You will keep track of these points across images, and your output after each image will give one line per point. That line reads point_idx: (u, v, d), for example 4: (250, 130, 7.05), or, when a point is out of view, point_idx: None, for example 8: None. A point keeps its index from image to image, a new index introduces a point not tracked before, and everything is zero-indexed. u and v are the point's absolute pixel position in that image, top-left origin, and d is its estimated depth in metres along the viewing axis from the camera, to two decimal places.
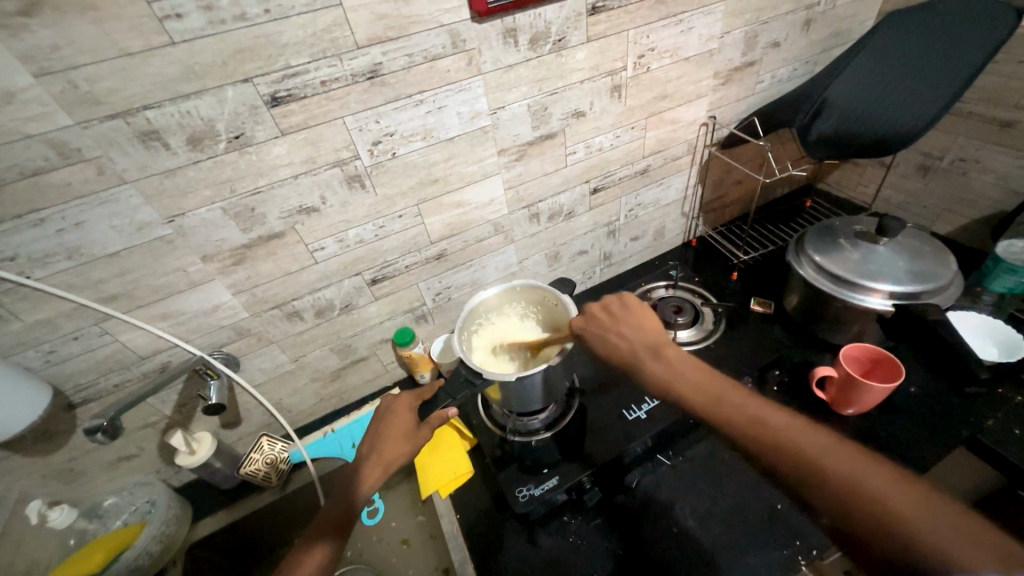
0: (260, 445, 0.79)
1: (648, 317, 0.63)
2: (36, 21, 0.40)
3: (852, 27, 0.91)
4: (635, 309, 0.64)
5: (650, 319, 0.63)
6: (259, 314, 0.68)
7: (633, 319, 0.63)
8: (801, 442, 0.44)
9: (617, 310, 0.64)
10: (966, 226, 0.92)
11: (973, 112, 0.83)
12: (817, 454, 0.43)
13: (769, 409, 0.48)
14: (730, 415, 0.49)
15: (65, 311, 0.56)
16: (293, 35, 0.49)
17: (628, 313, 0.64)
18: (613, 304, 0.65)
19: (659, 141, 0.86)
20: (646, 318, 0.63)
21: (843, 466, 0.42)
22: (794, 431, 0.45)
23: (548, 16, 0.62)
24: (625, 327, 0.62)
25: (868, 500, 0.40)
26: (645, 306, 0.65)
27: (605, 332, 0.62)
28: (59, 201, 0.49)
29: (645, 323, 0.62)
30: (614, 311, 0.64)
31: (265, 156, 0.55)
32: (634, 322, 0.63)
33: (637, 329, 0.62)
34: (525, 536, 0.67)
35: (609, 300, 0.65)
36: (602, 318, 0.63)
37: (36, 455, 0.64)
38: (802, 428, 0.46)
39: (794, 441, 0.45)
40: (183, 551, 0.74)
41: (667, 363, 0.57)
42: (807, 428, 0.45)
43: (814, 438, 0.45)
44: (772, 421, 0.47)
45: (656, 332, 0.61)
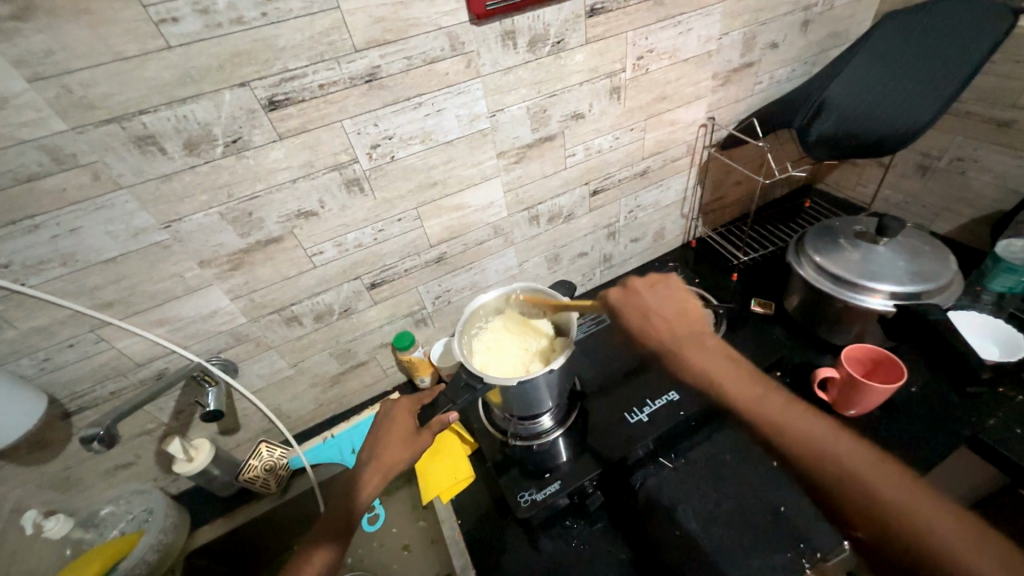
0: (258, 451, 0.77)
1: (690, 301, 0.66)
2: (29, 25, 0.40)
3: (849, 28, 0.92)
4: (678, 291, 0.67)
5: (691, 303, 0.66)
6: (257, 320, 0.67)
7: (673, 304, 0.66)
8: (825, 443, 0.49)
9: (662, 291, 0.67)
10: (965, 226, 0.92)
11: (971, 112, 0.83)
12: (838, 454, 0.48)
13: (803, 412, 0.52)
14: (760, 409, 0.54)
15: (61, 318, 0.55)
16: (291, 38, 0.49)
17: (671, 294, 0.67)
18: (657, 284, 0.68)
19: (659, 142, 0.86)
20: (687, 304, 0.66)
21: (861, 466, 0.46)
22: (820, 433, 0.50)
23: (547, 18, 0.61)
24: (665, 314, 0.66)
25: (869, 495, 0.45)
26: (689, 293, 0.68)
27: (645, 316, 0.66)
28: (54, 206, 0.48)
29: (686, 310, 0.65)
30: (656, 292, 0.67)
31: (263, 160, 0.55)
32: (675, 309, 0.66)
33: (673, 315, 0.66)
34: (527, 541, 0.66)
35: (654, 279, 0.68)
36: (645, 296, 0.67)
37: (32, 464, 0.63)
38: (830, 430, 0.50)
39: (813, 432, 0.50)
40: (181, 560, 0.72)
41: (705, 357, 0.61)
42: (835, 431, 0.49)
43: (841, 441, 0.48)
44: (801, 421, 0.51)
45: (697, 321, 0.65)
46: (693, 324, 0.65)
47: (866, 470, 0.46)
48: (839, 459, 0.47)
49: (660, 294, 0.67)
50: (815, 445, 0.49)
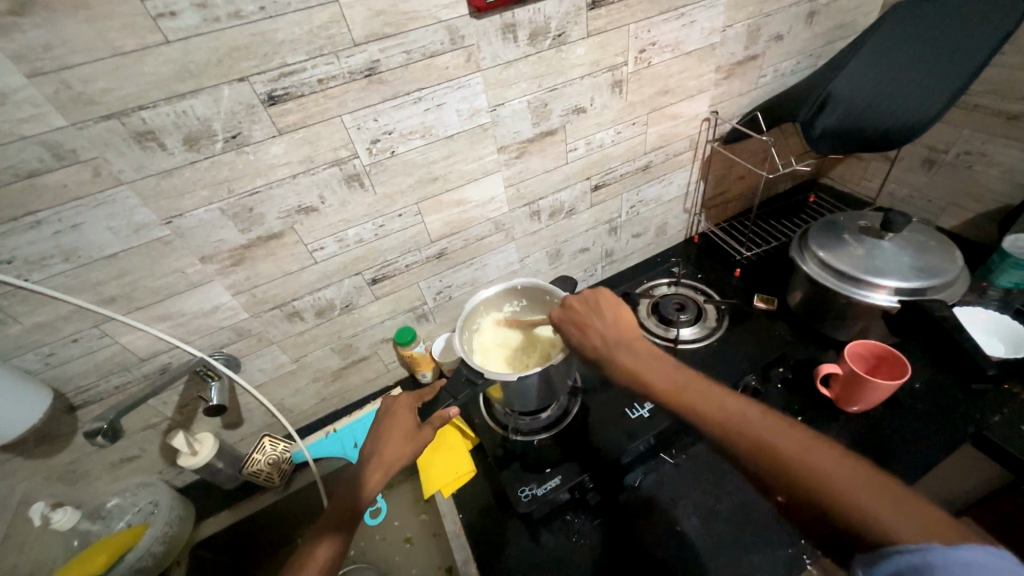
0: (262, 445, 0.78)
1: (621, 308, 0.62)
2: (28, 20, 0.40)
3: (856, 19, 0.90)
4: (608, 301, 0.63)
5: (625, 309, 0.62)
6: (259, 315, 0.68)
7: (608, 311, 0.62)
8: (754, 427, 0.45)
9: (592, 301, 0.63)
10: (972, 221, 0.91)
11: (979, 105, 0.82)
12: (792, 451, 0.43)
13: (736, 400, 0.49)
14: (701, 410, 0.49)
15: (64, 313, 0.56)
16: (290, 32, 0.49)
17: (608, 309, 0.62)
18: (591, 298, 0.64)
19: (661, 136, 0.85)
20: (612, 306, 0.62)
21: (800, 453, 0.42)
22: (760, 422, 0.46)
23: (548, 11, 0.61)
24: (600, 325, 0.61)
25: (800, 475, 0.41)
26: (614, 296, 0.63)
27: (578, 328, 0.61)
28: (56, 203, 0.48)
29: (610, 315, 0.61)
30: (593, 304, 0.63)
31: (262, 156, 0.55)
32: (611, 318, 0.61)
33: (603, 318, 0.61)
34: (528, 536, 0.67)
35: (586, 293, 0.64)
36: (580, 311, 0.63)
37: (38, 457, 0.64)
38: (761, 412, 0.47)
39: (766, 429, 0.45)
40: (186, 552, 0.73)
41: (634, 354, 0.57)
42: (760, 410, 0.47)
43: (770, 425, 0.45)
44: (733, 410, 0.48)
45: (626, 320, 0.61)
46: (619, 325, 0.60)
47: (794, 453, 0.42)
48: (791, 454, 0.42)
49: (596, 311, 0.62)
50: (746, 430, 0.45)
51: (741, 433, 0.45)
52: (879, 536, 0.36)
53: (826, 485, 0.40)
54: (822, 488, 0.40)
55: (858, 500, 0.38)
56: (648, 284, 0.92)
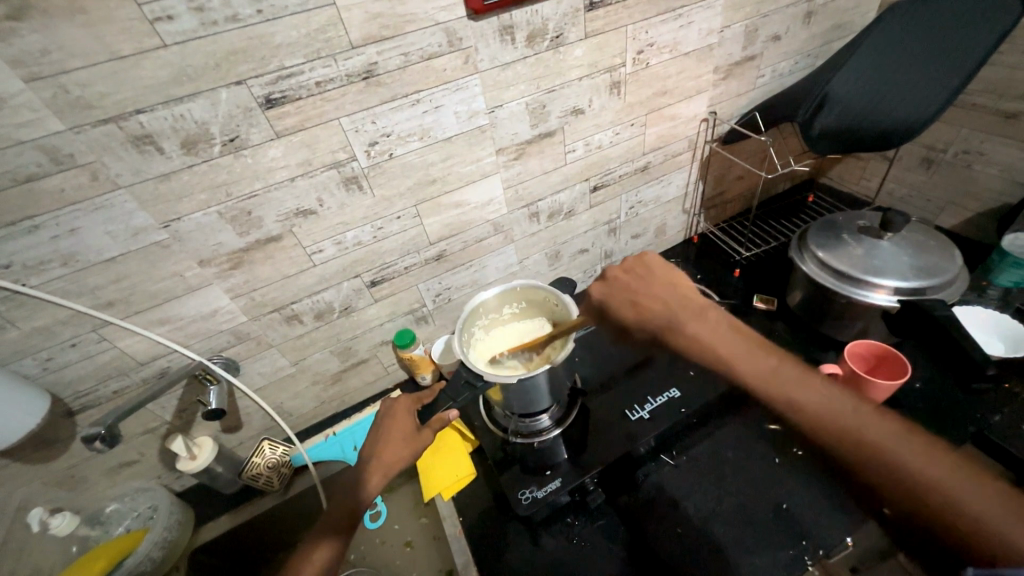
0: (261, 449, 0.78)
1: (681, 279, 0.75)
2: (25, 25, 0.40)
3: (853, 19, 0.90)
4: (659, 271, 0.75)
5: (681, 279, 0.74)
6: (258, 318, 0.68)
7: (659, 282, 0.75)
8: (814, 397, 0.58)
9: (648, 276, 0.75)
10: (970, 220, 0.91)
11: (978, 104, 0.82)
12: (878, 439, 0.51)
13: (826, 392, 0.58)
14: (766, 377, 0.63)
15: (62, 318, 0.56)
16: (287, 35, 0.49)
17: (653, 273, 0.75)
18: (636, 267, 0.76)
19: (660, 137, 0.85)
20: (676, 281, 0.74)
21: (856, 420, 0.54)
22: (820, 394, 0.58)
23: (546, 12, 0.61)
24: (651, 292, 0.74)
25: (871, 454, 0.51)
26: (672, 271, 0.75)
27: (636, 301, 0.74)
28: (54, 207, 0.48)
29: (677, 290, 0.74)
30: (651, 274, 0.75)
31: (260, 159, 0.55)
32: (665, 288, 0.74)
33: (675, 301, 0.73)
34: (528, 539, 0.66)
35: (635, 265, 0.76)
36: (630, 280, 0.75)
37: (37, 463, 0.64)
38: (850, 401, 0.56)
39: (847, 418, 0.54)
40: (186, 557, 0.73)
41: (705, 329, 0.70)
42: (820, 385, 0.59)
43: (826, 394, 0.58)
44: (799, 385, 0.60)
45: (691, 292, 0.73)
46: (697, 308, 0.72)
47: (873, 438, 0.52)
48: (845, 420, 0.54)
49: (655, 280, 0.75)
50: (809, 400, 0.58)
51: (802, 402, 0.58)
52: (925, 486, 0.47)
53: (880, 451, 0.51)
54: (872, 449, 0.51)
55: (900, 457, 0.49)
56: None
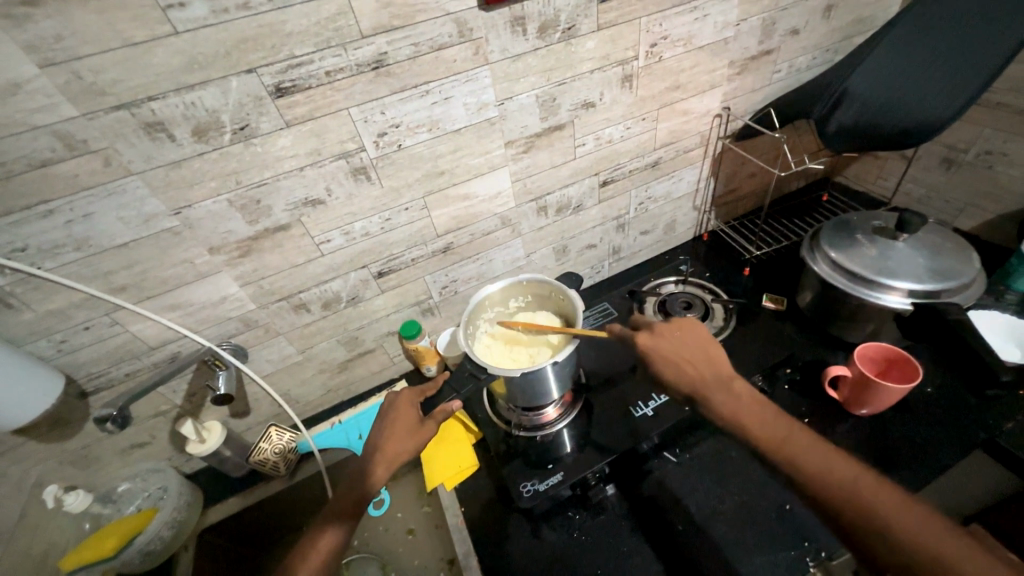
0: (268, 435, 0.79)
1: (708, 341, 0.58)
2: (40, 11, 0.40)
3: (875, 14, 0.88)
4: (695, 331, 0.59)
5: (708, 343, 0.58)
6: (266, 306, 0.68)
7: (693, 344, 0.58)
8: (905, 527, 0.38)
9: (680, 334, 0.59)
10: (991, 222, 0.89)
11: (1001, 103, 0.80)
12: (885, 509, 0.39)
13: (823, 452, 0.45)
14: (827, 483, 0.42)
15: (76, 301, 0.57)
16: (297, 24, 0.48)
17: (690, 339, 0.58)
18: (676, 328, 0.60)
19: (671, 132, 0.84)
20: (708, 347, 0.57)
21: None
22: (920, 527, 0.38)
23: (558, 4, 0.60)
24: (684, 354, 0.57)
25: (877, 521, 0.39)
26: (705, 333, 0.59)
27: (678, 363, 0.56)
28: (68, 192, 0.49)
29: (699, 348, 0.57)
30: (682, 333, 0.59)
31: (270, 148, 0.55)
32: (686, 340, 0.58)
33: (696, 355, 0.57)
34: (529, 531, 0.67)
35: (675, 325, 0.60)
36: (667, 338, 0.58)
37: (53, 441, 0.66)
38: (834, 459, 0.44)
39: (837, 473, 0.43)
40: (193, 538, 0.75)
41: (726, 392, 0.52)
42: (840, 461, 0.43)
43: (933, 533, 0.37)
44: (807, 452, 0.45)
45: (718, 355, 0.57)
46: (714, 363, 0.55)
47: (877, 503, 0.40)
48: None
49: (683, 339, 0.58)
50: (891, 523, 0.38)
51: (890, 531, 0.38)
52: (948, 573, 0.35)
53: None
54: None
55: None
56: (655, 281, 0.91)
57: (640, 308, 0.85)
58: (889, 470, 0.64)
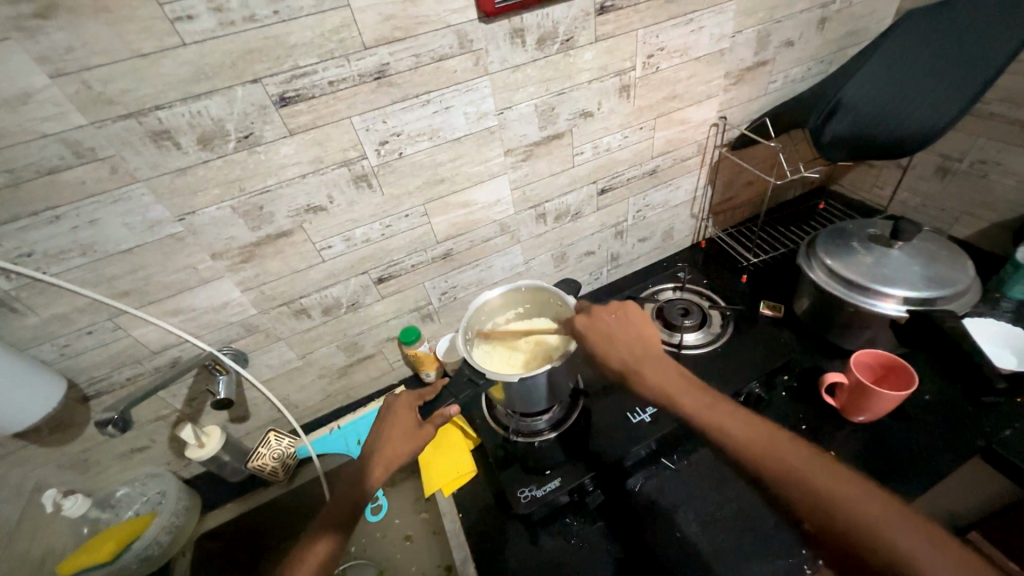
0: (266, 440, 0.79)
1: (645, 324, 0.65)
2: (52, 23, 0.41)
3: (869, 26, 0.89)
4: (636, 317, 0.65)
5: (646, 327, 0.64)
6: (268, 311, 0.69)
7: (633, 329, 0.64)
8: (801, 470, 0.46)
9: (619, 316, 0.65)
10: (986, 231, 0.89)
11: (994, 113, 0.81)
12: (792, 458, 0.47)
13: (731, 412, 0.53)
14: (737, 441, 0.50)
15: (80, 306, 0.57)
16: (302, 35, 0.50)
17: (624, 320, 0.65)
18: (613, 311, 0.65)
19: (669, 141, 0.85)
20: (645, 332, 0.64)
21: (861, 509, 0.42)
22: (821, 475, 0.45)
23: (556, 16, 0.61)
24: (626, 339, 0.63)
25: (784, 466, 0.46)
26: (642, 317, 0.66)
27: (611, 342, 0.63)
28: (74, 199, 0.50)
29: (632, 328, 0.64)
30: (620, 317, 0.65)
31: (273, 156, 0.56)
32: (625, 322, 0.64)
33: (630, 335, 0.64)
34: (527, 537, 0.67)
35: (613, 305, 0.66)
36: (608, 319, 0.64)
37: (52, 445, 0.66)
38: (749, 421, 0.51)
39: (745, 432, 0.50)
40: (191, 544, 0.75)
41: (659, 367, 0.59)
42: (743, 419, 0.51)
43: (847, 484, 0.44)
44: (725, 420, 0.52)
45: (652, 334, 0.64)
46: (649, 341, 0.63)
47: (783, 452, 0.47)
48: (861, 514, 0.42)
49: (622, 319, 0.65)
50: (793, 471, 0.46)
51: (813, 486, 0.44)
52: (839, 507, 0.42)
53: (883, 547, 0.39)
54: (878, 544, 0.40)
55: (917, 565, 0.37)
56: (652, 289, 0.92)
57: None
58: (887, 477, 0.64)
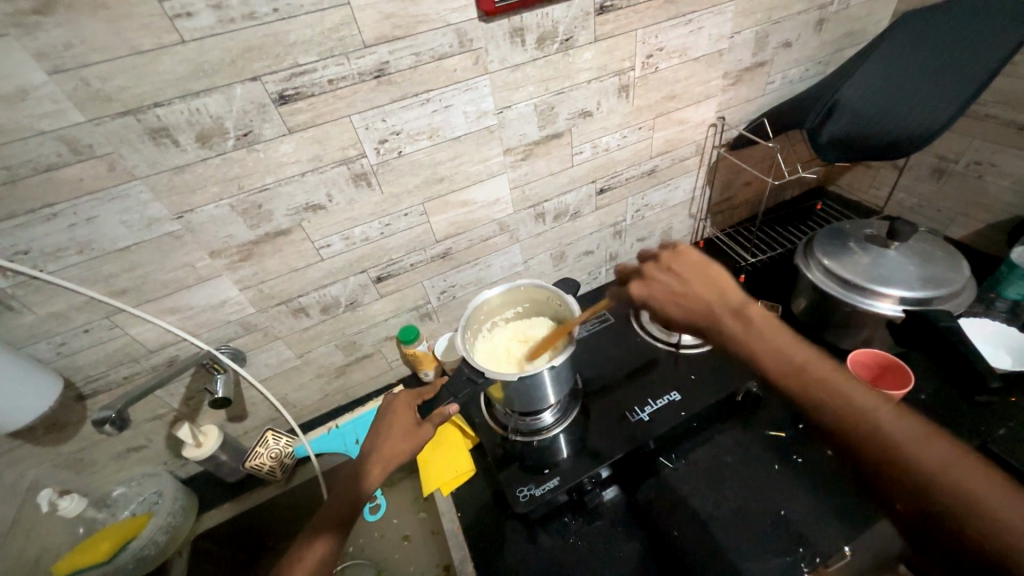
0: (265, 439, 0.79)
1: (711, 267, 0.57)
2: (50, 20, 0.41)
3: (866, 28, 0.90)
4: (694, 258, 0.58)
5: (717, 270, 0.57)
6: (266, 310, 0.69)
7: (697, 277, 0.57)
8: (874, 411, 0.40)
9: (671, 262, 0.59)
10: (982, 231, 0.90)
11: (990, 115, 0.81)
12: (894, 428, 0.39)
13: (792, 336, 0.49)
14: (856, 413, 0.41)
15: (77, 304, 0.57)
16: (301, 33, 0.50)
17: (691, 265, 0.58)
18: (670, 261, 0.59)
19: (668, 141, 0.85)
20: (714, 276, 0.56)
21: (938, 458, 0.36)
22: (886, 418, 0.39)
23: (556, 15, 0.61)
24: (696, 290, 0.56)
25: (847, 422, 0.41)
26: (709, 266, 0.58)
27: (676, 298, 0.56)
28: (72, 196, 0.50)
29: (716, 287, 0.55)
30: (681, 263, 0.58)
31: (272, 154, 0.56)
32: (700, 278, 0.56)
33: (702, 285, 0.56)
34: (525, 536, 0.67)
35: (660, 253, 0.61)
36: (666, 281, 0.58)
37: (48, 445, 0.66)
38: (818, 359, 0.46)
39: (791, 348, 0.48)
40: (188, 544, 0.74)
41: (749, 322, 0.51)
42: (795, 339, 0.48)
43: (892, 417, 0.39)
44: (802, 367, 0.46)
45: (731, 287, 0.55)
46: (727, 293, 0.55)
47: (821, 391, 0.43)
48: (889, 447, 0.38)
49: (684, 269, 0.58)
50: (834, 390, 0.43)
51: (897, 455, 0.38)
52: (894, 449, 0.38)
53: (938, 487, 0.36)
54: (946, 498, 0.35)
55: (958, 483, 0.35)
56: None
57: (637, 314, 0.85)
58: None
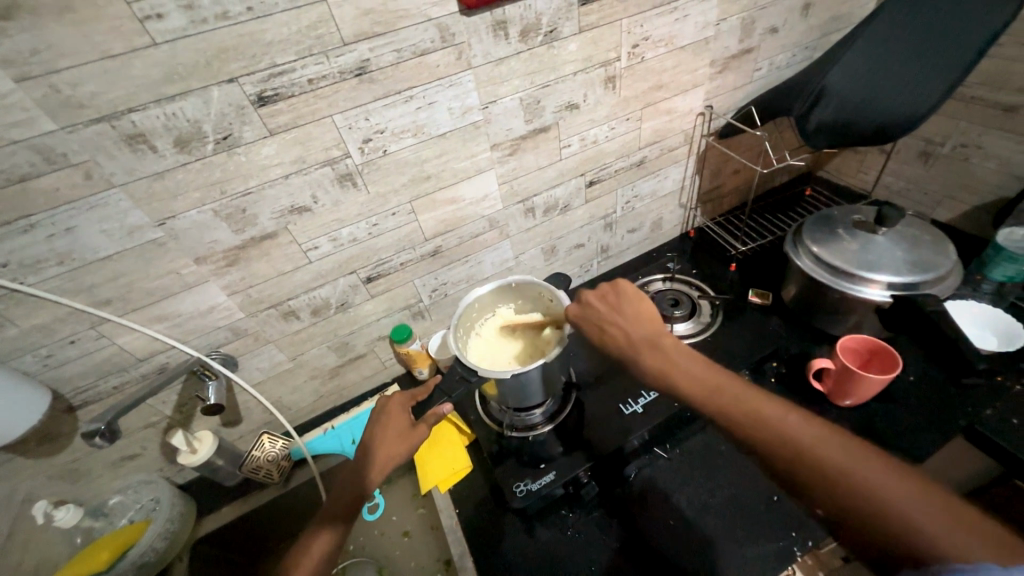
0: (260, 443, 0.81)
1: (643, 307, 0.62)
2: (14, 25, 0.40)
3: (853, 11, 0.89)
4: (631, 296, 0.63)
5: (648, 311, 0.61)
6: (255, 314, 0.68)
7: (630, 312, 0.62)
8: (804, 440, 0.44)
9: (616, 300, 0.63)
10: (968, 213, 0.91)
11: (976, 97, 0.82)
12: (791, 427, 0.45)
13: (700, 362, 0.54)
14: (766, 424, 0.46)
15: (61, 315, 0.56)
16: (278, 32, 0.48)
17: (624, 300, 0.63)
18: (609, 294, 0.64)
19: (656, 132, 0.85)
20: (645, 312, 0.61)
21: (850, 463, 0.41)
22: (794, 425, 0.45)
23: (539, 7, 0.60)
24: (623, 321, 0.61)
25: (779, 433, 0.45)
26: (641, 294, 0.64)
27: (604, 327, 0.61)
28: (49, 206, 0.49)
29: (639, 317, 0.61)
30: (611, 300, 0.63)
31: (254, 157, 0.55)
32: (632, 315, 0.61)
33: (630, 319, 0.61)
34: (524, 529, 0.68)
35: (606, 289, 0.65)
36: (601, 307, 0.63)
37: (39, 457, 0.65)
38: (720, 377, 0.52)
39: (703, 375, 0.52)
40: (189, 548, 0.75)
41: (665, 353, 0.56)
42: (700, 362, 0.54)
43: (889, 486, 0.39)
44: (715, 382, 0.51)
45: (656, 324, 0.60)
46: (650, 326, 0.60)
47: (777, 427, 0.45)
48: (838, 482, 0.41)
49: (614, 303, 0.63)
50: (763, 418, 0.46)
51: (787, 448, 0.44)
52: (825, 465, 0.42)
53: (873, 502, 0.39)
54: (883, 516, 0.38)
55: (898, 510, 0.38)
56: (642, 280, 0.92)
57: None
58: None
